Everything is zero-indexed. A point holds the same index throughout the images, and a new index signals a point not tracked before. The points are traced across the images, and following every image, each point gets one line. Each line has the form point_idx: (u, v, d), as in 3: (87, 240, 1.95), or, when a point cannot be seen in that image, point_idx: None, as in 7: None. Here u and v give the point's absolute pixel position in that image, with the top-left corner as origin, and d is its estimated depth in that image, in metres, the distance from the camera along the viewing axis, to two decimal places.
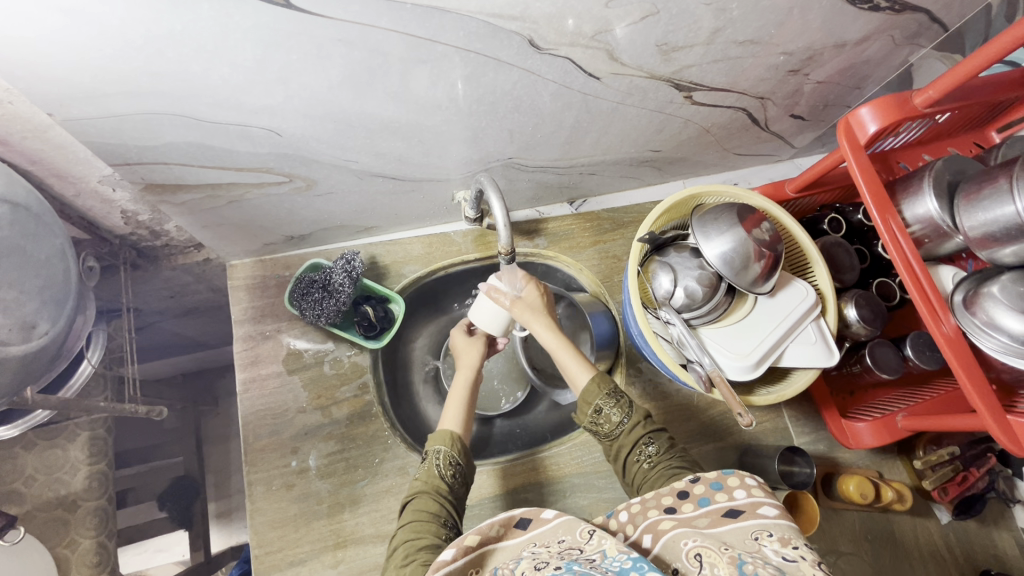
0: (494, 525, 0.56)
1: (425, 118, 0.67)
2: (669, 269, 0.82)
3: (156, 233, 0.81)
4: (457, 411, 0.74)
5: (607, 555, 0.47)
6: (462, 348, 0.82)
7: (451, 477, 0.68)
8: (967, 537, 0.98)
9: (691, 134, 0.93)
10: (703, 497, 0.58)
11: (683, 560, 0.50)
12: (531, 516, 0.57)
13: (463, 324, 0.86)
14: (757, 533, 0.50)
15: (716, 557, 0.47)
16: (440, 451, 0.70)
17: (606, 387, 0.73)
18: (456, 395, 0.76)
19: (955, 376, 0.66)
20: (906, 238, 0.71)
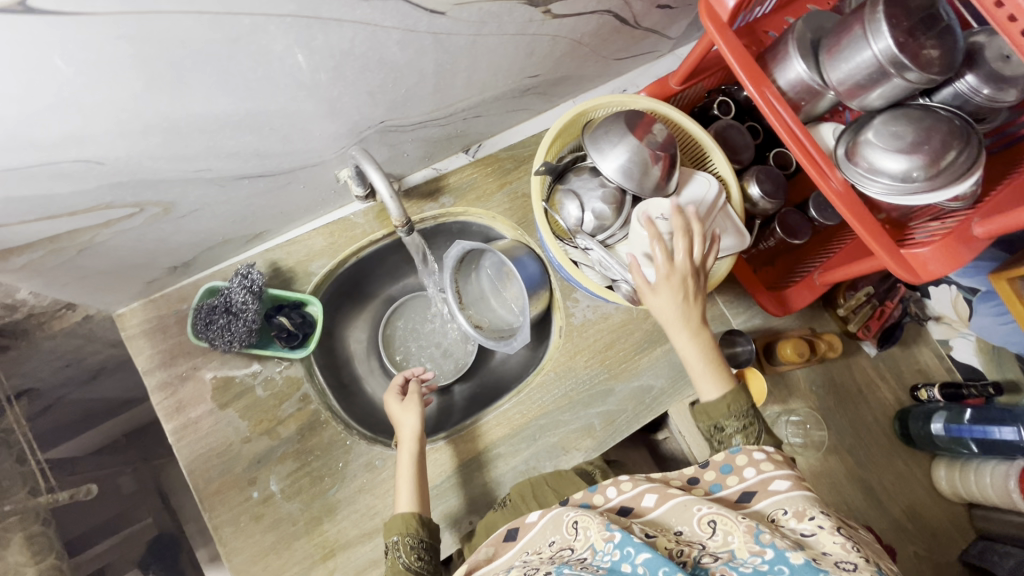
0: (484, 549, 0.67)
1: (267, 103, 0.60)
2: (574, 195, 0.80)
3: (12, 308, 0.70)
4: (408, 489, 0.78)
5: (596, 549, 0.56)
6: (400, 415, 0.86)
7: (418, 561, 0.72)
8: (893, 361, 1.09)
9: (564, 50, 0.89)
10: (714, 483, 0.66)
11: (694, 522, 0.58)
12: (516, 526, 0.68)
13: (394, 389, 0.90)
14: (773, 514, 0.59)
15: (731, 525, 0.55)
16: (398, 542, 0.73)
17: (737, 407, 0.72)
18: (405, 473, 0.80)
19: (851, 227, 0.69)
20: (784, 106, 0.72)
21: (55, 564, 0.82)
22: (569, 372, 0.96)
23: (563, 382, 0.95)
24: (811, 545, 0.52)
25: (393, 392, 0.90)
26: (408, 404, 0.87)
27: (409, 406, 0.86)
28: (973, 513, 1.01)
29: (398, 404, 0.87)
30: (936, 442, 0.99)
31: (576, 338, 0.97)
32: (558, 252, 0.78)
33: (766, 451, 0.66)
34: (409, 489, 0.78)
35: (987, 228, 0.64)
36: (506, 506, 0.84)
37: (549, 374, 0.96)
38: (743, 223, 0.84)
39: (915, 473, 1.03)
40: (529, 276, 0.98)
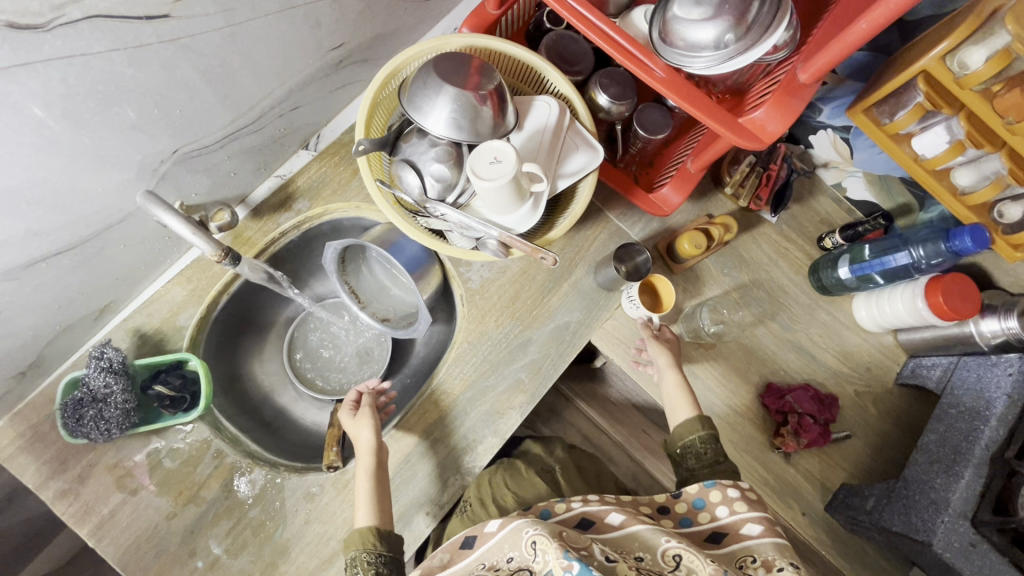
0: (439, 556, 0.69)
1: (1, 177, 0.53)
2: (410, 164, 0.74)
3: None
4: (364, 504, 0.78)
5: None
6: (354, 430, 0.84)
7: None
8: (796, 220, 1.09)
9: (355, 7, 0.80)
10: (686, 516, 0.74)
11: (657, 552, 0.64)
12: (474, 535, 0.69)
13: (348, 406, 0.88)
14: (742, 557, 0.66)
15: (695, 563, 0.60)
16: (360, 553, 0.74)
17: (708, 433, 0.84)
18: (361, 491, 0.79)
19: (686, 111, 0.66)
20: (585, 5, 0.66)
21: None
22: (482, 336, 0.94)
23: (480, 349, 0.93)
24: None
25: (346, 410, 0.88)
26: (360, 418, 0.85)
27: (361, 420, 0.85)
28: (898, 338, 1.04)
29: (353, 419, 0.85)
30: (848, 285, 1.01)
31: (479, 301, 0.95)
32: (412, 227, 0.74)
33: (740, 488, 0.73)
34: (366, 504, 0.78)
35: (810, 73, 0.62)
36: (466, 511, 0.90)
37: (463, 345, 0.93)
38: (594, 136, 0.80)
39: (838, 318, 1.05)
40: (410, 257, 0.92)
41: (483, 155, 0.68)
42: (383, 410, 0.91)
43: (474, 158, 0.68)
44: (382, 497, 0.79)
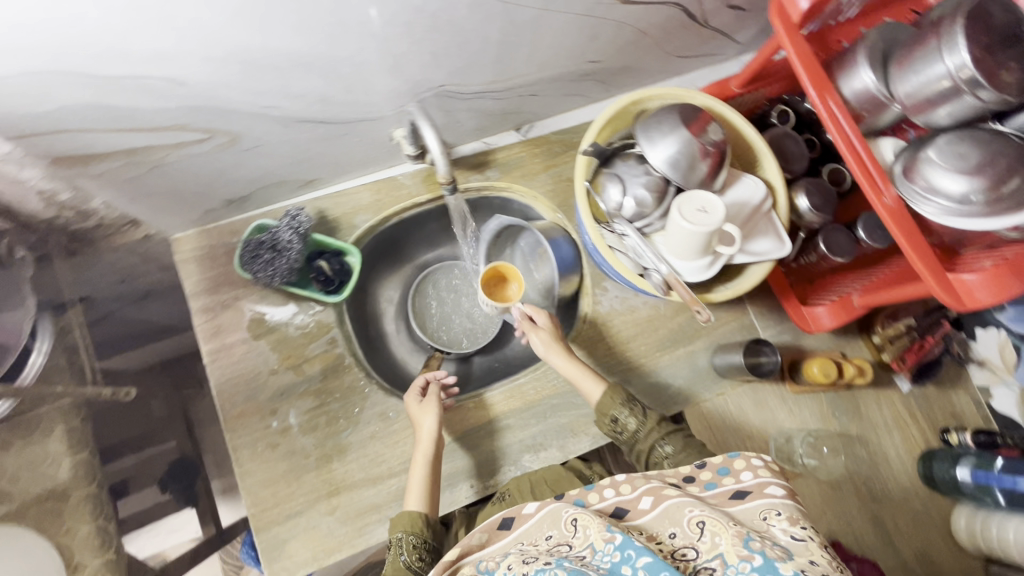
0: (475, 535, 0.63)
1: (339, 49, 0.63)
2: (617, 180, 0.80)
3: (85, 214, 0.76)
4: (418, 487, 0.78)
5: (597, 549, 0.53)
6: (417, 415, 0.83)
7: (418, 562, 0.71)
8: (927, 402, 1.03)
9: (627, 38, 0.89)
10: (709, 481, 0.64)
11: (683, 524, 0.55)
12: (513, 515, 0.63)
13: (415, 389, 0.86)
14: (765, 512, 0.56)
15: (720, 527, 0.53)
16: (403, 537, 0.73)
17: (619, 396, 0.82)
18: (417, 473, 0.79)
19: (899, 245, 0.67)
20: (845, 116, 0.70)
21: (88, 458, 0.91)
22: (587, 357, 0.97)
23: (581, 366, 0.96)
24: (799, 551, 0.49)
25: (413, 393, 0.86)
26: (426, 404, 0.84)
27: (426, 406, 0.84)
28: (989, 569, 0.96)
29: (417, 404, 0.84)
30: (962, 490, 0.94)
31: (599, 326, 0.98)
32: (594, 231, 0.79)
33: (766, 457, 0.63)
34: (419, 489, 0.78)
35: None
36: (505, 500, 0.82)
37: None
38: (785, 231, 0.82)
39: (932, 517, 0.98)
40: (561, 259, 1.01)
41: (692, 201, 0.73)
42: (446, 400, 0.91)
43: (684, 200, 0.73)
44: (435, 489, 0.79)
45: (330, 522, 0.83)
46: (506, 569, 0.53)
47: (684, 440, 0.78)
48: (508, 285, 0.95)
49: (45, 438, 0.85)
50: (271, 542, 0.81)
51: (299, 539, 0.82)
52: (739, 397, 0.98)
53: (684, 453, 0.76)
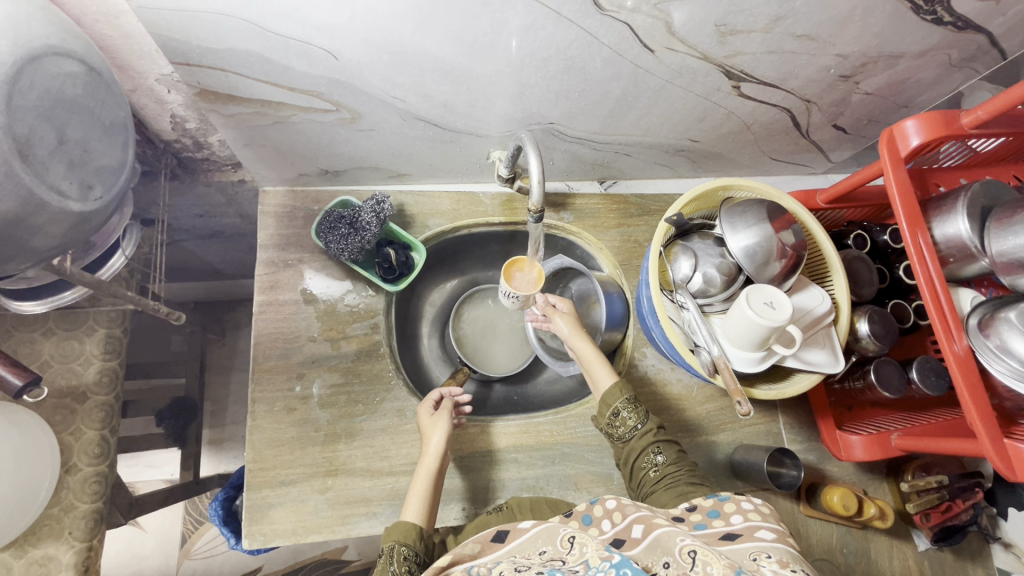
0: (468, 544, 0.62)
1: (479, 65, 0.68)
2: (691, 254, 0.82)
3: (200, 145, 0.81)
4: (418, 500, 0.74)
5: (589, 564, 0.51)
6: (428, 428, 0.81)
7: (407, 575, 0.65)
8: (941, 567, 0.97)
9: (731, 128, 0.93)
10: (699, 523, 0.62)
11: (675, 553, 0.53)
12: (508, 529, 0.63)
13: (429, 400, 0.85)
14: (755, 554, 0.54)
15: (710, 557, 0.50)
16: (400, 546, 0.67)
17: (626, 392, 0.81)
18: (419, 484, 0.75)
19: (959, 394, 0.67)
20: (932, 258, 0.71)
21: (115, 368, 0.90)
22: None
23: None
24: None
25: (427, 404, 0.85)
26: (438, 417, 0.82)
27: (438, 420, 0.82)
28: None
29: (430, 417, 0.82)
30: None
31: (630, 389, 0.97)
32: (657, 294, 0.80)
33: (756, 501, 0.62)
34: (419, 501, 0.73)
35: None
36: (500, 510, 0.80)
37: (591, 410, 0.95)
38: (841, 350, 0.82)
39: None
40: (611, 315, 0.99)
41: (762, 294, 0.74)
42: (458, 419, 0.87)
43: (754, 290, 0.74)
44: (434, 506, 0.74)
45: (318, 500, 0.82)
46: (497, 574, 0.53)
47: (675, 453, 0.77)
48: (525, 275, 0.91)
49: (85, 337, 0.88)
50: (258, 502, 0.81)
51: (284, 508, 0.81)
52: None
53: (674, 465, 0.76)
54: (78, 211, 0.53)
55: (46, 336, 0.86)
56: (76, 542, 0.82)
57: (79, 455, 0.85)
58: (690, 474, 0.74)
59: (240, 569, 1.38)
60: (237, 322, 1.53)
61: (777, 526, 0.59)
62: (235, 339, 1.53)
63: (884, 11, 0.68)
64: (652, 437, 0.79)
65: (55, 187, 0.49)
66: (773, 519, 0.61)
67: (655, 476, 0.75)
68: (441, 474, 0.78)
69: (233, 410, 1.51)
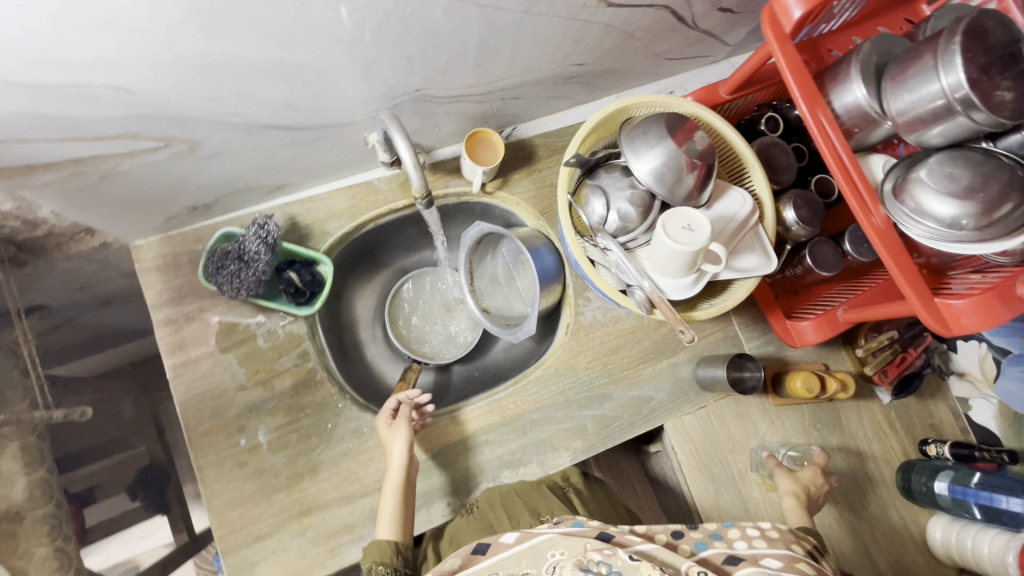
0: (449, 560, 0.59)
1: (304, 54, 0.59)
2: (601, 193, 0.77)
3: (32, 224, 0.70)
4: (389, 516, 0.74)
5: None
6: (388, 439, 0.80)
7: None
8: (907, 413, 1.03)
9: (614, 41, 0.86)
10: (699, 540, 0.60)
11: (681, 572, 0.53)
12: (488, 541, 0.59)
13: (385, 411, 0.83)
14: None
15: None
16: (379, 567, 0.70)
17: None
18: (386, 502, 0.75)
19: (885, 266, 0.66)
20: (836, 132, 0.68)
21: (44, 477, 0.86)
22: (569, 370, 0.93)
23: (562, 379, 0.93)
24: None
25: (384, 414, 0.83)
26: (396, 427, 0.80)
27: (397, 428, 0.80)
28: None
29: (388, 428, 0.80)
30: (939, 502, 0.92)
31: (582, 337, 0.95)
32: (576, 245, 0.76)
33: (762, 527, 0.60)
34: (391, 517, 0.74)
35: None
36: (473, 513, 0.82)
37: (549, 369, 0.93)
38: (772, 246, 0.80)
39: (907, 527, 0.97)
40: (545, 269, 0.95)
41: (678, 218, 0.70)
42: (420, 420, 0.86)
43: (670, 215, 0.70)
44: (406, 515, 0.75)
45: (301, 543, 0.80)
46: None
47: None
48: (483, 149, 0.93)
49: None
50: (239, 564, 0.78)
51: (268, 561, 0.79)
52: (722, 412, 0.96)
53: None
54: None
55: None
56: None
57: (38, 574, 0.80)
58: None
59: None
60: None
61: (787, 551, 0.57)
62: None
63: None
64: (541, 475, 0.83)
65: None
66: (780, 543, 0.59)
67: None
68: (409, 480, 0.77)
69: None
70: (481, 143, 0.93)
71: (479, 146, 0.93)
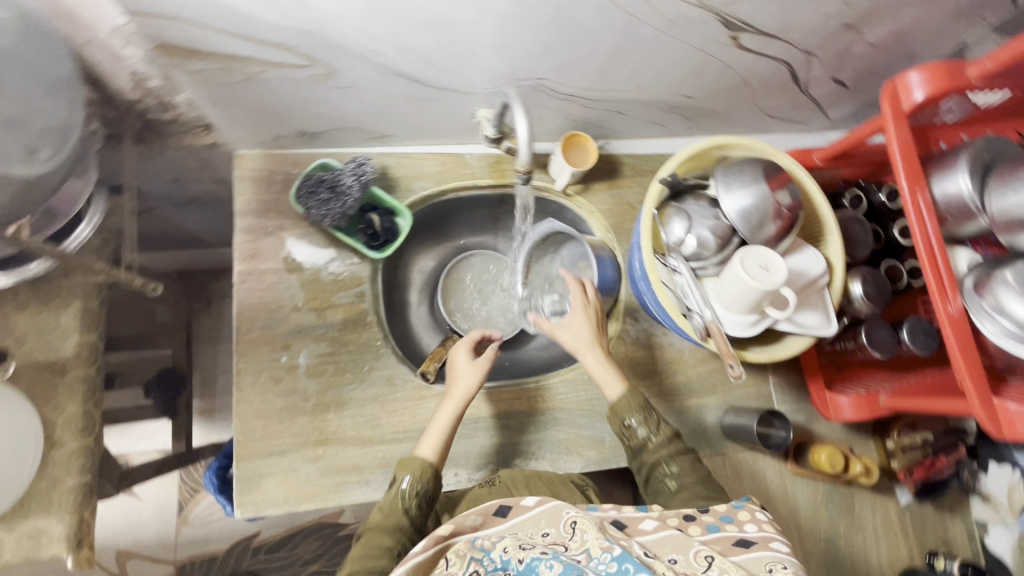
0: (470, 515, 0.56)
1: (461, 14, 0.63)
2: (684, 217, 0.79)
3: (166, 106, 0.76)
4: (435, 437, 0.76)
5: (591, 557, 0.49)
6: (462, 369, 0.81)
7: (415, 508, 0.70)
8: (921, 521, 1.00)
9: (728, 83, 0.89)
10: (712, 523, 0.60)
11: (687, 552, 0.53)
12: (509, 503, 0.57)
13: (468, 344, 0.85)
14: (771, 565, 0.52)
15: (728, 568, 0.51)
16: (410, 480, 0.72)
17: (638, 400, 0.79)
18: (437, 424, 0.77)
19: (952, 355, 0.66)
20: (931, 217, 0.69)
21: (94, 342, 0.87)
22: None
23: (592, 387, 0.94)
24: None
25: (467, 346, 0.85)
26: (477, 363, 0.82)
27: (478, 365, 0.82)
28: None
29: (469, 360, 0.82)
30: None
31: (621, 353, 0.96)
32: (648, 258, 0.78)
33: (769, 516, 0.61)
34: (437, 437, 0.76)
35: None
36: (494, 487, 0.79)
37: (582, 375, 0.95)
38: (834, 312, 0.81)
39: None
40: (603, 279, 0.96)
41: (757, 256, 0.72)
42: None
43: (749, 252, 0.72)
44: (450, 437, 0.77)
45: (310, 470, 0.82)
46: (501, 551, 0.52)
47: (692, 466, 0.77)
48: (576, 153, 0.97)
49: (60, 310, 0.85)
50: (248, 473, 0.80)
51: (275, 478, 0.81)
52: (740, 464, 0.96)
53: (691, 477, 0.75)
54: (25, 174, 0.60)
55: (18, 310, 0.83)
56: (66, 514, 0.81)
57: (64, 428, 0.83)
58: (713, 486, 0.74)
59: (239, 535, 1.44)
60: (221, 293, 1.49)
61: None
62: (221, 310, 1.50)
63: None
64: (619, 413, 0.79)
65: None
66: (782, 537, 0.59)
67: (673, 488, 0.74)
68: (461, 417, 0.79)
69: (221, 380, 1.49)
70: (577, 147, 0.96)
71: (574, 149, 0.96)
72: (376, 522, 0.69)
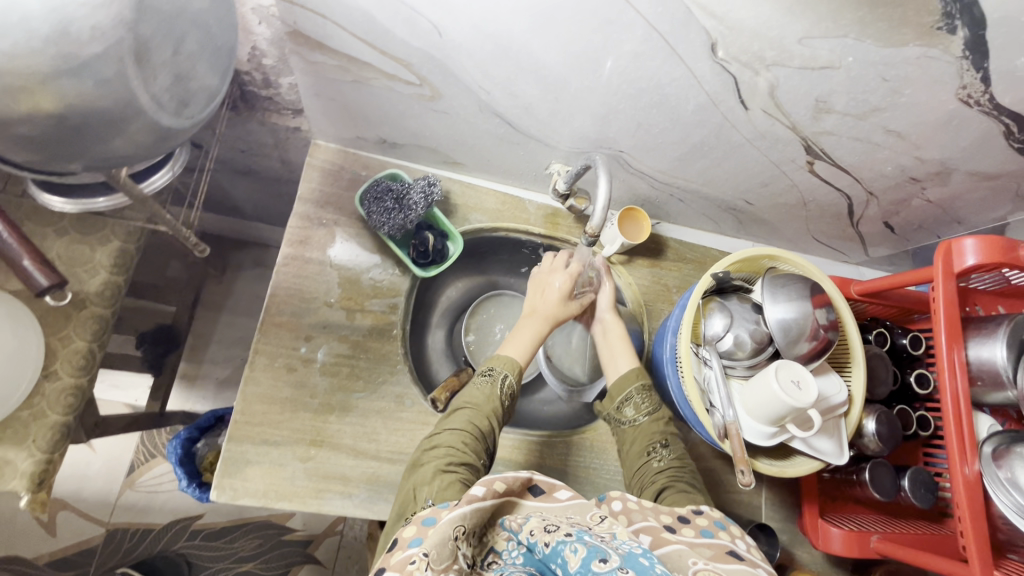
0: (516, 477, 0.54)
1: (576, 78, 0.67)
2: (726, 314, 0.82)
3: (268, 83, 0.79)
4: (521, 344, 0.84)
5: (617, 537, 0.47)
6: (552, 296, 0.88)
7: (506, 397, 0.77)
8: None
9: (788, 201, 0.94)
10: (704, 530, 0.57)
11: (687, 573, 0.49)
12: (545, 487, 0.56)
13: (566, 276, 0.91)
14: None
15: None
16: (505, 376, 0.79)
17: (642, 381, 0.84)
18: (524, 336, 0.85)
19: (960, 516, 0.68)
20: (962, 376, 0.71)
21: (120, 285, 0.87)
22: (602, 452, 0.94)
23: (591, 456, 0.93)
24: None
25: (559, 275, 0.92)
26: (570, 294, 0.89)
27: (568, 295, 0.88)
28: None
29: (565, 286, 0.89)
30: None
31: None
32: (686, 345, 0.79)
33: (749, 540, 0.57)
34: (522, 344, 0.84)
35: None
36: None
37: (585, 440, 0.94)
38: (847, 443, 0.82)
39: None
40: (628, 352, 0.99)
41: (789, 371, 0.74)
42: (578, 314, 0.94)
43: (784, 365, 0.74)
44: (535, 352, 0.85)
45: (297, 469, 0.79)
46: (528, 532, 0.48)
47: (680, 452, 0.78)
48: (629, 226, 0.99)
49: (97, 245, 0.84)
50: (235, 455, 0.77)
51: (261, 468, 0.78)
52: None
53: (676, 461, 0.76)
54: (163, 126, 0.56)
55: (58, 235, 0.82)
56: (37, 452, 0.77)
57: (63, 363, 0.81)
58: (691, 473, 0.75)
59: (183, 513, 1.37)
60: (239, 265, 1.48)
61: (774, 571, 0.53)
62: (233, 281, 1.49)
63: (974, 129, 0.70)
64: (661, 428, 0.81)
65: (151, 96, 0.49)
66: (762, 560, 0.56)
67: (656, 465, 0.76)
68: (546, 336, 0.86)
69: (212, 350, 1.46)
70: (632, 221, 0.99)
71: (629, 221, 0.99)
72: (471, 415, 0.73)
